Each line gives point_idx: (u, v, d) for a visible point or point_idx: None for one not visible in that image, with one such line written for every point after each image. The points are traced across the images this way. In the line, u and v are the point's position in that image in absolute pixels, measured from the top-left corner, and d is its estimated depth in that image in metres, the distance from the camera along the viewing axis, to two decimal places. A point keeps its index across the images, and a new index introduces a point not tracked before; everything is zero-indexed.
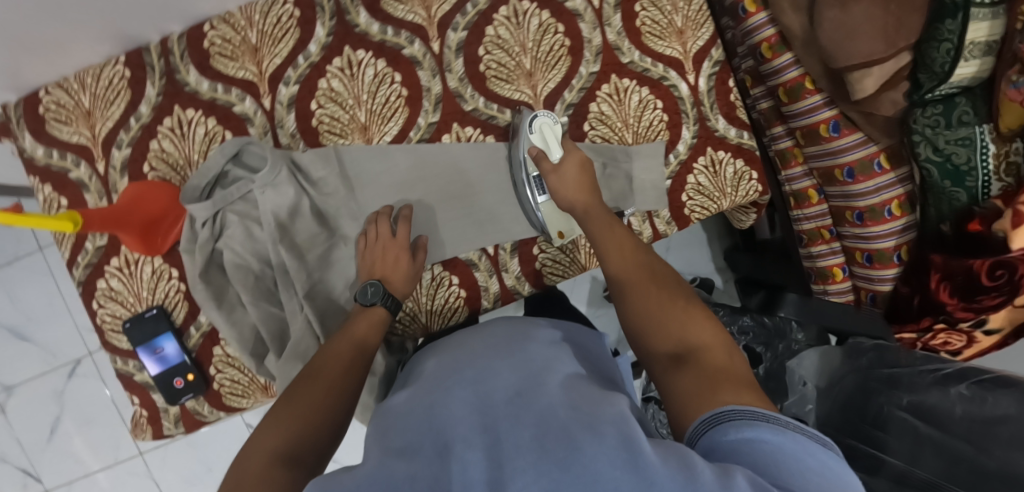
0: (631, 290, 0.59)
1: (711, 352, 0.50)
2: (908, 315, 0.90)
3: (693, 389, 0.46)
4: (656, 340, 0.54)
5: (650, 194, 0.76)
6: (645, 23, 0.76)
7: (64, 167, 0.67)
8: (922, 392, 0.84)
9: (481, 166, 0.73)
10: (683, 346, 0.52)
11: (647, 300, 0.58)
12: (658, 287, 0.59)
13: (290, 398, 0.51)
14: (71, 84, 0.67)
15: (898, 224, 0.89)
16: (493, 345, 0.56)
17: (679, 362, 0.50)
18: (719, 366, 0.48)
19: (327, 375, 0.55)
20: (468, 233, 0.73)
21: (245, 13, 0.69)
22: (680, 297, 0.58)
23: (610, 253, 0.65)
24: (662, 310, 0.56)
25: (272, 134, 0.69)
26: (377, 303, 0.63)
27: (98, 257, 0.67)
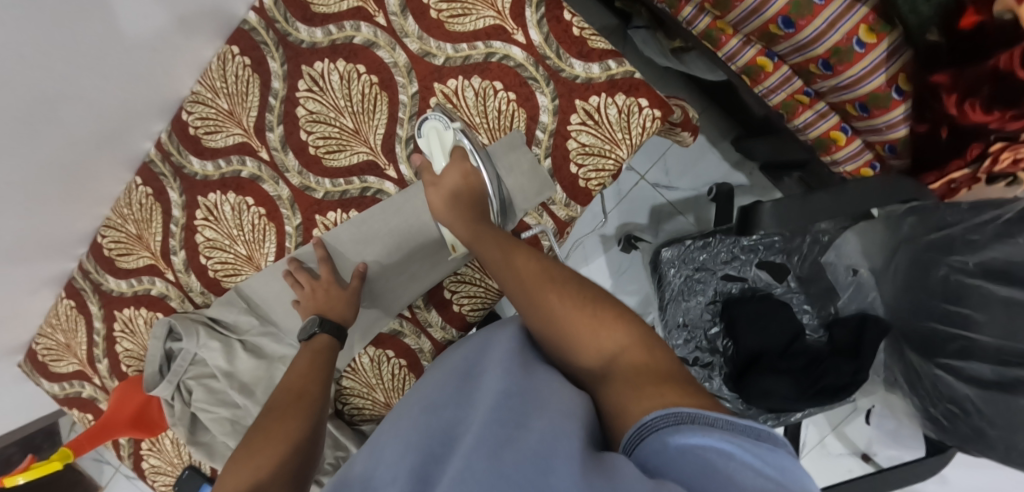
0: (534, 304, 0.48)
1: (633, 355, 0.42)
2: (938, 156, 0.68)
3: (619, 401, 0.38)
4: (572, 358, 0.45)
5: (523, 189, 0.67)
6: (442, 10, 0.66)
7: (76, 391, 0.81)
8: (987, 249, 0.61)
9: (392, 213, 0.70)
10: (602, 361, 0.44)
11: (550, 313, 0.46)
12: (559, 292, 0.48)
13: (260, 433, 0.53)
14: (48, 328, 0.81)
15: (882, 52, 0.66)
16: (466, 355, 0.51)
17: (604, 383, 0.42)
18: (646, 369, 0.40)
19: (295, 406, 0.56)
20: (397, 289, 0.72)
21: (118, 211, 0.76)
22: (586, 296, 0.48)
23: (506, 267, 0.53)
24: (569, 317, 0.46)
25: (189, 299, 0.76)
26: (316, 332, 0.64)
27: (133, 446, 0.81)
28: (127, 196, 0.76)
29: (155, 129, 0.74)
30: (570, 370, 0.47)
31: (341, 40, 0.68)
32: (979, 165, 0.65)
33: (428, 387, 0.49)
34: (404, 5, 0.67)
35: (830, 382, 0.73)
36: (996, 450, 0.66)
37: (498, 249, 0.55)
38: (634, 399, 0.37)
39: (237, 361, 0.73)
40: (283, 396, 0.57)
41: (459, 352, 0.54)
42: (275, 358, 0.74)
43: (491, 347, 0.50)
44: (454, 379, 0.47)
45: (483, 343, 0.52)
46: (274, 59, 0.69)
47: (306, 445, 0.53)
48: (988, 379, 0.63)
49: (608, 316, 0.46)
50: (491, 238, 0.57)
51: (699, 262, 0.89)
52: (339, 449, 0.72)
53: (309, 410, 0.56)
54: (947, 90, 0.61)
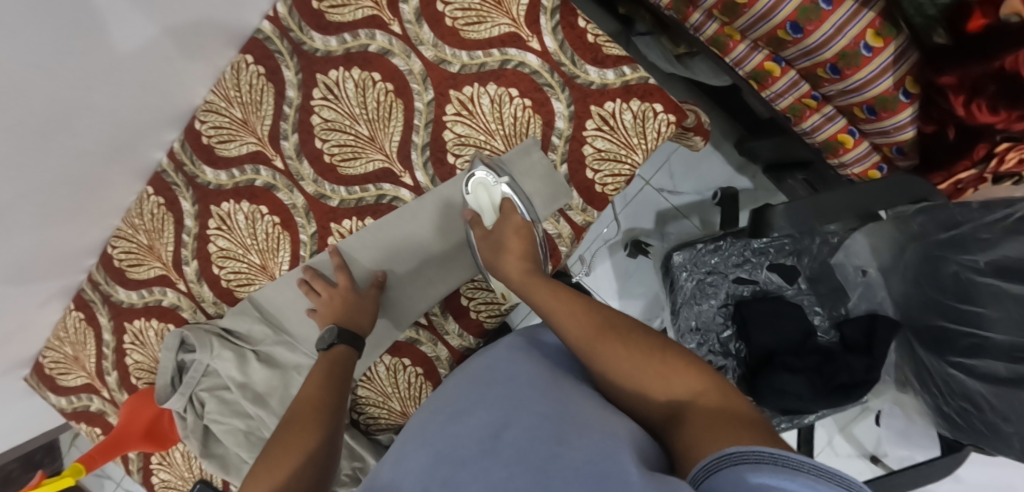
0: (596, 352, 0.46)
1: (709, 401, 0.40)
2: (945, 155, 0.70)
3: (693, 439, 0.37)
4: (641, 404, 0.44)
5: (541, 194, 0.68)
6: (457, 18, 0.67)
7: (84, 405, 0.80)
8: (999, 247, 0.63)
9: (408, 220, 0.70)
10: (675, 404, 0.42)
11: (615, 358, 0.45)
12: (624, 342, 0.47)
13: (277, 445, 0.53)
14: (55, 341, 0.80)
15: (889, 57, 0.67)
16: (485, 366, 0.49)
17: (677, 426, 0.40)
18: (724, 414, 0.38)
19: (313, 418, 0.56)
20: (413, 295, 0.71)
21: (129, 221, 0.76)
22: (653, 342, 0.46)
23: (561, 312, 0.52)
24: (637, 368, 0.44)
25: (200, 310, 0.75)
26: (335, 342, 0.63)
27: (142, 460, 0.80)
28: (138, 206, 0.75)
29: (167, 139, 0.74)
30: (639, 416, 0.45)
31: (356, 49, 0.68)
32: (985, 165, 0.67)
33: (451, 394, 0.47)
34: (419, 13, 0.67)
35: (846, 380, 0.74)
36: (1011, 447, 0.66)
37: (552, 296, 0.54)
38: (707, 434, 0.36)
39: (251, 372, 0.72)
40: (300, 407, 0.57)
41: (473, 362, 0.52)
42: (290, 368, 0.73)
43: (514, 362, 0.48)
44: (478, 390, 0.45)
45: (508, 358, 0.50)
46: (288, 67, 0.69)
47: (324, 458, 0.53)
48: (1002, 377, 0.64)
49: (678, 362, 0.44)
50: (542, 283, 0.56)
51: (711, 266, 0.90)
52: (356, 459, 0.72)
53: (328, 419, 0.57)
54: (953, 92, 0.63)
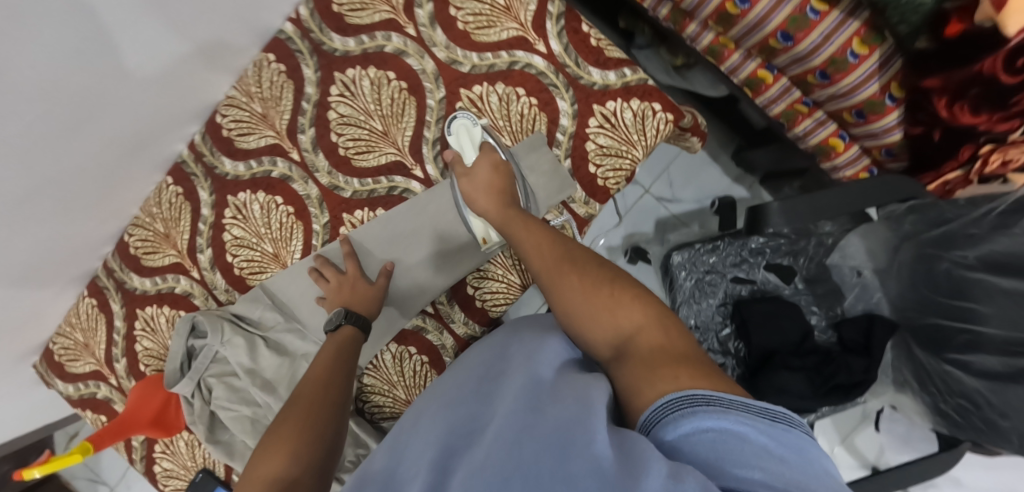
0: (555, 284, 0.49)
1: (649, 335, 0.42)
2: (936, 156, 0.73)
3: (631, 382, 0.39)
4: (589, 335, 0.45)
5: (544, 189, 0.71)
6: (468, 22, 0.71)
7: (91, 392, 0.81)
8: (987, 242, 0.68)
9: (415, 212, 0.73)
10: (620, 338, 0.44)
11: (568, 291, 0.48)
12: (579, 276, 0.49)
13: (283, 426, 0.53)
14: (66, 328, 0.82)
15: (874, 63, 0.71)
16: (483, 344, 0.50)
17: (620, 361, 0.42)
18: (664, 351, 0.40)
19: (319, 398, 0.56)
20: (423, 283, 0.73)
21: (147, 210, 0.78)
22: (608, 277, 0.49)
23: (530, 248, 0.55)
24: (585, 301, 0.46)
25: (212, 297, 0.77)
26: (342, 323, 0.65)
27: (145, 448, 0.80)
28: (156, 196, 0.78)
29: (189, 131, 0.77)
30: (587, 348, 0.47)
31: (373, 49, 0.72)
32: (970, 167, 0.71)
33: (446, 374, 0.48)
34: (433, 17, 0.72)
35: (843, 380, 0.77)
36: (1011, 444, 0.68)
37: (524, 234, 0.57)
38: (649, 374, 0.38)
39: (260, 358, 0.74)
40: (307, 385, 0.58)
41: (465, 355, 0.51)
42: (299, 356, 0.75)
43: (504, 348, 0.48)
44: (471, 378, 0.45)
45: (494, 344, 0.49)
46: (307, 65, 0.73)
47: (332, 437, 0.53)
48: (996, 370, 0.67)
49: (631, 297, 0.46)
50: (518, 221, 0.60)
51: (709, 265, 0.92)
52: (361, 446, 0.73)
53: (334, 400, 0.57)
54: (938, 94, 0.67)
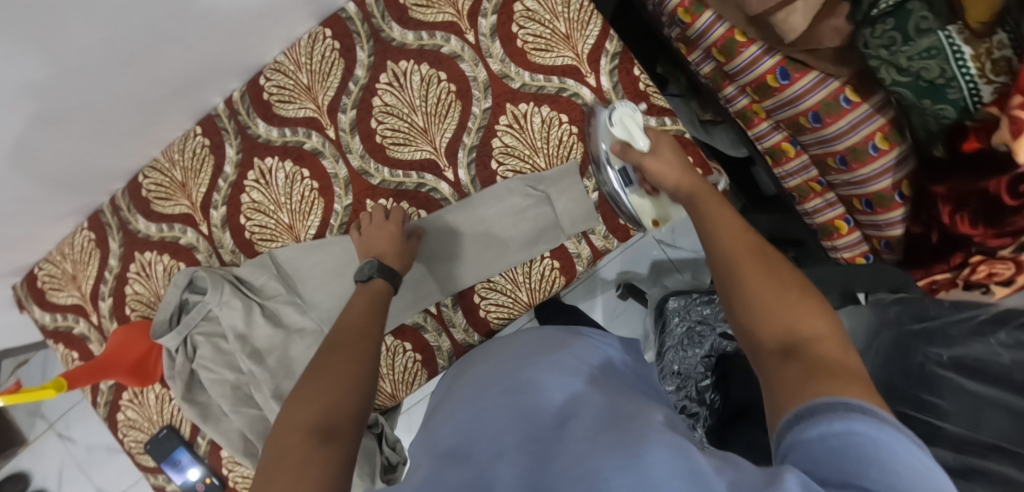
0: (739, 265, 0.46)
1: (825, 347, 0.38)
2: (929, 256, 0.77)
3: (791, 380, 0.36)
4: (755, 325, 0.42)
5: (572, 214, 0.74)
6: (528, 41, 0.73)
7: (69, 325, 0.79)
8: (961, 345, 0.74)
9: (491, 190, 0.74)
10: (788, 336, 0.40)
11: (755, 277, 0.44)
12: (769, 268, 0.45)
13: (315, 376, 0.48)
14: (55, 256, 0.80)
15: (891, 159, 0.77)
16: (519, 358, 0.60)
17: (785, 361, 0.38)
18: (829, 367, 0.36)
19: (353, 349, 0.52)
20: (476, 262, 0.74)
21: (167, 155, 0.77)
22: (798, 280, 0.44)
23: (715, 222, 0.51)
24: (771, 291, 0.43)
25: (216, 255, 0.77)
26: (372, 275, 0.63)
27: (112, 394, 0.78)
28: (181, 143, 0.77)
29: (229, 87, 0.76)
30: (743, 330, 0.44)
31: (430, 47, 0.74)
32: (959, 271, 0.74)
33: (505, 375, 0.56)
34: (494, 30, 0.73)
35: None
36: None
37: (720, 210, 0.52)
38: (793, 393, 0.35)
39: (253, 325, 0.73)
40: (342, 337, 0.54)
41: (510, 348, 0.64)
42: (293, 330, 0.75)
43: (562, 357, 0.58)
44: (532, 370, 0.55)
45: (546, 351, 0.60)
46: (362, 48, 0.74)
47: (367, 391, 0.49)
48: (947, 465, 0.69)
49: (816, 308, 0.42)
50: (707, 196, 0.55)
51: (702, 316, 0.96)
52: None
53: (370, 355, 0.52)
54: (943, 200, 0.72)
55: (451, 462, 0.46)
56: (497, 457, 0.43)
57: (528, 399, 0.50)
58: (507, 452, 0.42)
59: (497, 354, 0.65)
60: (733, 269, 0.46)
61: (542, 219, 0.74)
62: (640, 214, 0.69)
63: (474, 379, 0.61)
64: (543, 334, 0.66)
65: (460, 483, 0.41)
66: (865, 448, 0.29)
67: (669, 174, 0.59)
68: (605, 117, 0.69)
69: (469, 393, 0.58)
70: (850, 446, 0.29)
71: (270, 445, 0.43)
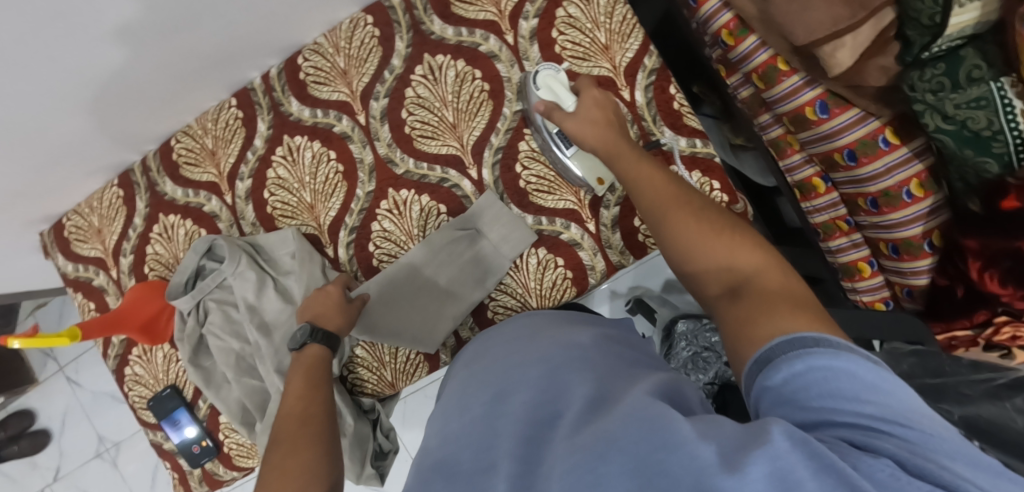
0: (667, 217, 0.50)
1: (767, 276, 0.43)
2: (950, 310, 0.76)
3: (743, 319, 0.40)
4: (700, 275, 0.47)
5: (509, 239, 0.73)
6: (566, 47, 0.72)
7: (88, 277, 0.81)
8: (975, 405, 0.65)
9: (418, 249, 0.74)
10: (735, 277, 0.44)
11: (685, 227, 0.48)
12: (694, 214, 0.49)
13: (274, 469, 0.49)
14: (84, 209, 0.82)
15: (923, 208, 0.75)
16: (507, 355, 0.61)
17: (734, 301, 0.42)
18: (782, 294, 0.40)
19: (301, 433, 0.53)
20: (437, 303, 0.74)
21: (200, 123, 0.79)
22: (721, 217, 0.49)
23: (640, 186, 0.53)
24: (702, 238, 0.47)
25: (237, 226, 0.78)
26: (306, 342, 0.63)
27: (123, 348, 0.80)
28: (215, 113, 0.78)
29: (267, 63, 0.77)
30: (691, 277, 0.48)
31: (468, 44, 0.73)
32: (982, 330, 0.72)
33: (491, 379, 0.57)
34: (534, 34, 0.73)
35: None
36: None
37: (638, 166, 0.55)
38: (756, 324, 0.38)
39: (265, 298, 0.75)
40: (287, 418, 0.55)
41: (491, 350, 0.65)
42: None
43: (545, 350, 0.59)
44: (520, 370, 0.56)
45: (525, 349, 0.61)
46: (401, 38, 0.74)
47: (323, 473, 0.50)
48: None
49: (745, 240, 0.46)
50: (630, 161, 0.56)
51: (708, 343, 0.97)
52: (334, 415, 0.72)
53: (321, 432, 0.54)
54: (973, 255, 0.70)
55: (442, 477, 0.47)
56: (487, 472, 0.44)
57: (515, 404, 0.51)
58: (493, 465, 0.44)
59: (485, 353, 0.65)
60: (666, 224, 0.49)
61: (484, 252, 0.74)
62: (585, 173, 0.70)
63: (462, 382, 0.62)
64: (534, 326, 0.67)
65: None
66: (831, 380, 0.31)
67: (585, 131, 0.61)
68: (531, 84, 0.69)
69: (461, 395, 0.59)
70: (817, 382, 0.31)
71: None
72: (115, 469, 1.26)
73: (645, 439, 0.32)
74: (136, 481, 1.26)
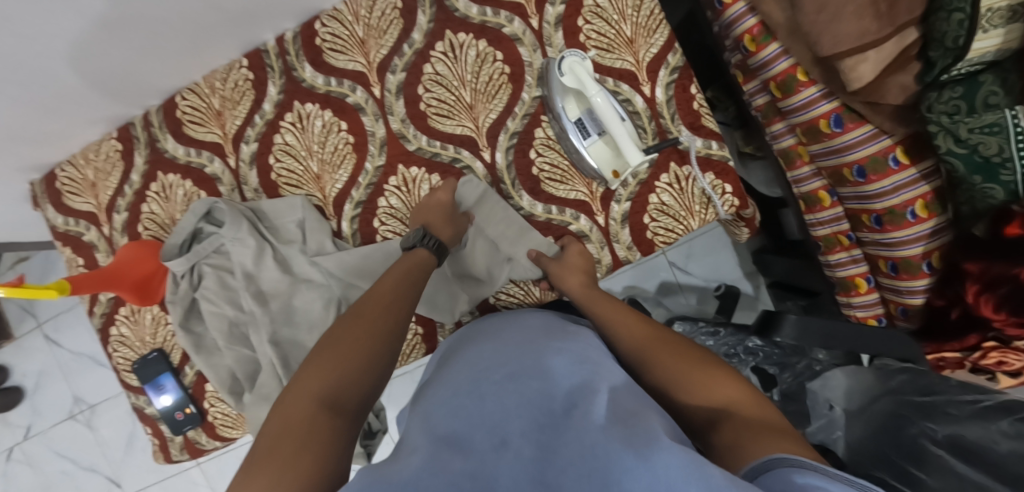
0: (652, 356, 0.52)
1: (746, 409, 0.42)
2: (943, 333, 0.75)
3: (734, 440, 0.39)
4: (682, 405, 0.46)
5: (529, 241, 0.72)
6: (590, 37, 0.71)
7: (79, 231, 0.79)
8: (961, 424, 0.60)
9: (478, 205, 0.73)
10: (714, 407, 0.44)
11: (667, 362, 0.50)
12: (674, 351, 0.52)
13: (326, 349, 0.50)
14: (78, 161, 0.80)
15: (927, 228, 0.76)
16: (527, 334, 0.53)
17: (715, 429, 0.42)
18: (763, 424, 0.40)
19: (372, 325, 0.53)
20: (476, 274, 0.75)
21: (208, 82, 0.76)
22: (701, 356, 0.51)
23: (623, 328, 0.57)
24: (681, 372, 0.48)
25: (239, 191, 0.76)
26: (416, 245, 0.65)
27: (110, 307, 0.78)
28: (224, 72, 0.76)
29: (283, 27, 0.75)
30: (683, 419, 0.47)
31: (491, 24, 0.72)
32: (970, 353, 0.71)
33: (504, 356, 0.48)
34: (559, 20, 0.72)
35: None
36: None
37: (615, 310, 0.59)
38: (753, 439, 0.37)
39: (263, 267, 0.73)
40: (365, 308, 0.55)
41: (500, 329, 0.57)
42: (300, 279, 0.74)
43: (573, 343, 0.51)
44: (539, 348, 0.48)
45: (542, 335, 0.52)
46: (424, 13, 0.72)
47: (379, 368, 0.50)
48: None
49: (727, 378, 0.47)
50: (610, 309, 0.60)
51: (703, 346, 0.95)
52: None
53: (391, 328, 0.53)
54: (972, 279, 0.69)
55: (450, 446, 0.37)
56: (500, 449, 0.36)
57: (535, 385, 0.43)
58: (506, 439, 0.37)
59: (497, 334, 0.56)
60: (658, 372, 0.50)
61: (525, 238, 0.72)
62: (600, 164, 0.69)
63: (469, 356, 0.52)
64: (535, 320, 0.58)
65: (455, 475, 0.34)
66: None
67: None
68: (556, 70, 0.69)
69: (465, 368, 0.49)
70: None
71: (275, 411, 0.44)
72: (90, 430, 1.24)
73: (677, 467, 0.30)
74: (110, 445, 1.23)
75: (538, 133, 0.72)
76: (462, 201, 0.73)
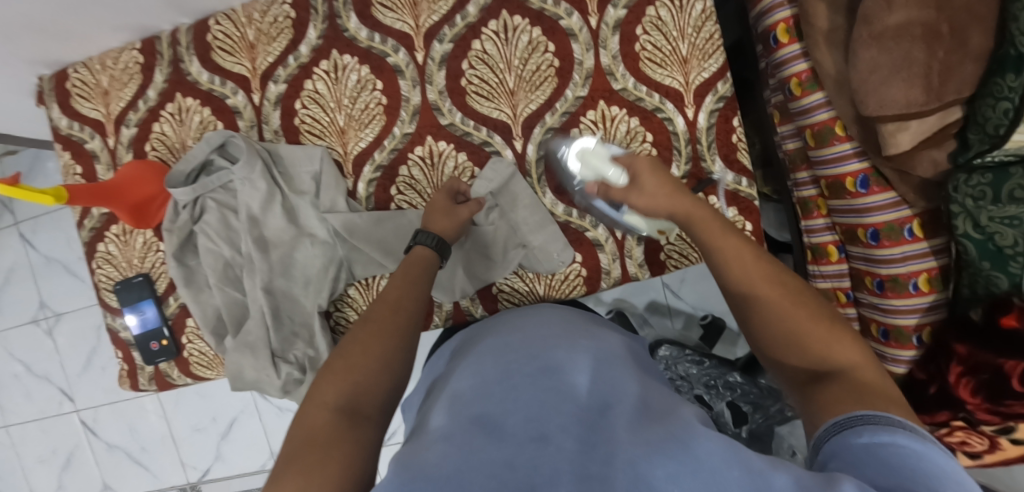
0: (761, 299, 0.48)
1: (865, 374, 0.40)
2: (916, 405, 0.77)
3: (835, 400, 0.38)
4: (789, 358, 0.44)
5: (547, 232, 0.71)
6: (645, 48, 0.70)
7: (82, 138, 0.76)
8: None
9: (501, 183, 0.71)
10: (825, 367, 0.42)
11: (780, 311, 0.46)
12: (795, 303, 0.47)
13: (342, 359, 0.47)
14: (93, 64, 0.76)
15: (924, 302, 0.77)
16: (546, 326, 0.52)
17: (820, 384, 0.40)
18: (874, 390, 0.38)
19: (385, 324, 0.50)
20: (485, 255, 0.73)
21: (245, 10, 0.72)
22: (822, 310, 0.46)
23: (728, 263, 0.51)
24: (800, 325, 0.45)
25: (258, 129, 0.73)
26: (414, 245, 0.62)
27: (101, 223, 0.75)
28: (265, 4, 0.72)
29: None
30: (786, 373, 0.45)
31: (549, 13, 0.70)
32: (936, 427, 0.75)
33: (528, 349, 0.46)
34: (618, 24, 0.70)
35: None
36: None
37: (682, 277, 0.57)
38: (831, 408, 0.37)
39: (269, 212, 0.71)
40: (377, 309, 0.52)
41: (517, 320, 0.56)
42: (304, 232, 0.72)
43: (593, 342, 0.49)
44: (566, 346, 0.46)
45: (569, 332, 0.51)
46: None
47: (399, 365, 0.48)
48: None
49: (841, 336, 0.44)
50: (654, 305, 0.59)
51: (686, 372, 0.94)
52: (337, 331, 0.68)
53: (404, 327, 0.51)
54: (956, 360, 0.71)
55: (484, 435, 0.35)
56: (539, 441, 0.34)
57: (566, 383, 0.40)
58: (546, 434, 0.34)
59: (513, 324, 0.54)
60: (779, 328, 0.46)
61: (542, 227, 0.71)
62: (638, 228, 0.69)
63: (490, 347, 0.50)
64: (553, 314, 0.57)
65: (496, 466, 0.31)
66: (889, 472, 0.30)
67: None
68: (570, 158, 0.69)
69: (493, 356, 0.47)
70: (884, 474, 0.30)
71: (295, 425, 0.42)
72: (51, 338, 1.20)
73: (718, 452, 0.30)
74: (69, 357, 1.20)
75: (574, 132, 0.71)
76: (493, 178, 0.71)
